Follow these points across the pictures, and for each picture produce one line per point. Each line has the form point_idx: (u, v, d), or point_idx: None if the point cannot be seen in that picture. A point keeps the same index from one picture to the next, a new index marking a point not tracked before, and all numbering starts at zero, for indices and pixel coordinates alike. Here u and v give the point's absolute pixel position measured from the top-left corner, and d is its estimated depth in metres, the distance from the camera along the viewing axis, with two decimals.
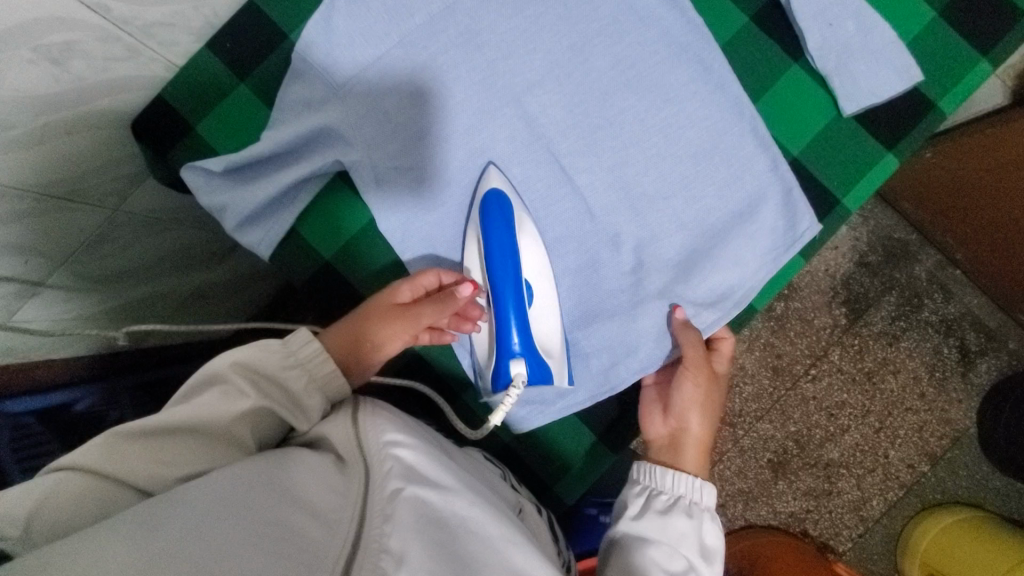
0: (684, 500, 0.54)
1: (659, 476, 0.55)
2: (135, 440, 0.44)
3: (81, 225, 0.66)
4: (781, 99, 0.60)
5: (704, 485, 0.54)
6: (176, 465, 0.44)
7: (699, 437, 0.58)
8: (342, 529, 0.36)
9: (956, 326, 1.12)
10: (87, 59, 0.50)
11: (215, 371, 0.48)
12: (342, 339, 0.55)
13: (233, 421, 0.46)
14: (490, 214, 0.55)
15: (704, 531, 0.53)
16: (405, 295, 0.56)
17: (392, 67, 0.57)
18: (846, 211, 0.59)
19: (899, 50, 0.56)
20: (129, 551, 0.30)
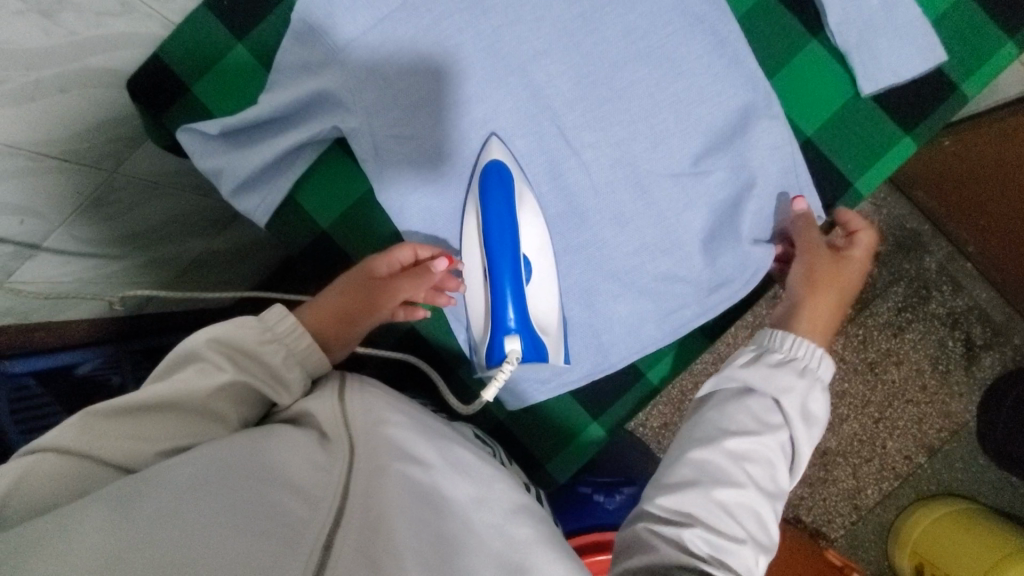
0: (799, 363, 0.53)
1: (775, 338, 0.54)
2: (114, 418, 0.44)
3: (75, 187, 0.66)
4: (798, 76, 0.57)
5: (825, 355, 0.53)
6: (159, 441, 0.44)
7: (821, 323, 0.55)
8: (324, 507, 0.36)
9: (963, 319, 1.11)
10: (79, 12, 0.49)
11: (192, 350, 0.47)
12: (325, 313, 0.55)
13: (220, 395, 0.46)
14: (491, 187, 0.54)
15: (813, 397, 0.52)
16: (382, 269, 0.55)
17: (394, 33, 0.55)
18: (857, 196, 0.58)
19: (922, 29, 0.54)
20: (109, 526, 0.30)
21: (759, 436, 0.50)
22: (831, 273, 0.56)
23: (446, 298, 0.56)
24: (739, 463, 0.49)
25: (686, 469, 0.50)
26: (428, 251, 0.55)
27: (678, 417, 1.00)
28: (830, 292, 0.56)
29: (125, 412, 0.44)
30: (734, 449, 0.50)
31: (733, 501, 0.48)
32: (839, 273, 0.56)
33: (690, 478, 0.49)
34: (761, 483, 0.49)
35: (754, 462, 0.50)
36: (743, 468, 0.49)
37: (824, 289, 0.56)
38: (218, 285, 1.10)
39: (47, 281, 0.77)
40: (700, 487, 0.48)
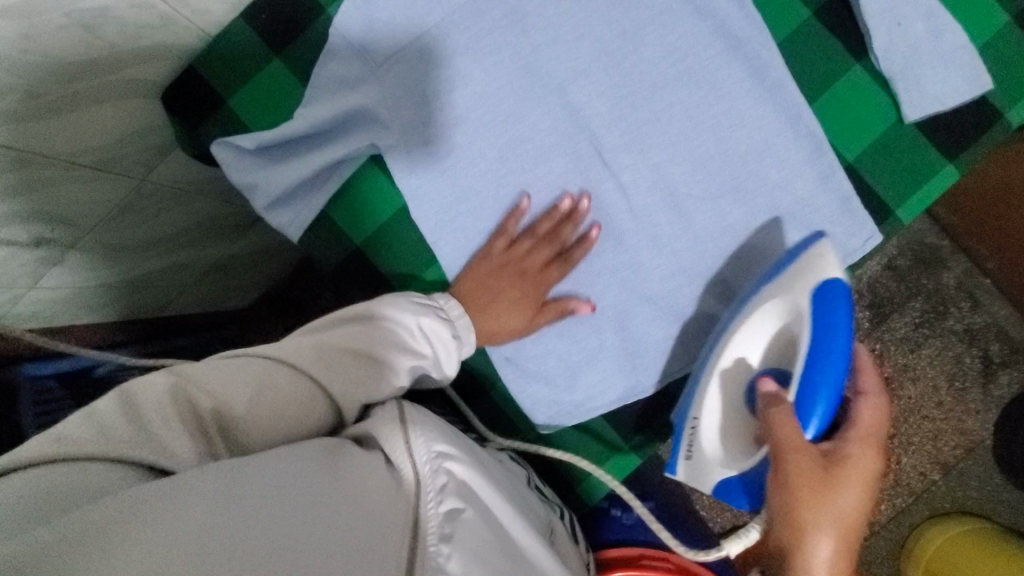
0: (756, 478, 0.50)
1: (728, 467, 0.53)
2: (258, 362, 0.46)
3: (107, 195, 0.66)
4: (839, 100, 0.56)
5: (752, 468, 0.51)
6: (278, 396, 0.44)
7: (810, 558, 0.48)
8: (396, 534, 0.35)
9: (981, 336, 1.10)
10: (119, 26, 0.49)
11: (343, 317, 0.51)
12: (518, 320, 0.56)
13: (339, 388, 0.47)
14: (829, 372, 0.48)
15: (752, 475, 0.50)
16: (535, 256, 0.56)
17: (432, 49, 0.55)
18: (898, 223, 0.56)
19: (968, 56, 0.53)
20: (208, 517, 0.30)
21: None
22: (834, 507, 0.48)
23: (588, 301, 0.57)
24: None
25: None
26: (562, 226, 0.56)
27: None
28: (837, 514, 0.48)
29: (249, 367, 0.45)
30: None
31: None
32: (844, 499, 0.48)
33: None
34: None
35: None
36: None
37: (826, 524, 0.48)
38: (233, 290, 1.09)
39: (75, 284, 0.77)
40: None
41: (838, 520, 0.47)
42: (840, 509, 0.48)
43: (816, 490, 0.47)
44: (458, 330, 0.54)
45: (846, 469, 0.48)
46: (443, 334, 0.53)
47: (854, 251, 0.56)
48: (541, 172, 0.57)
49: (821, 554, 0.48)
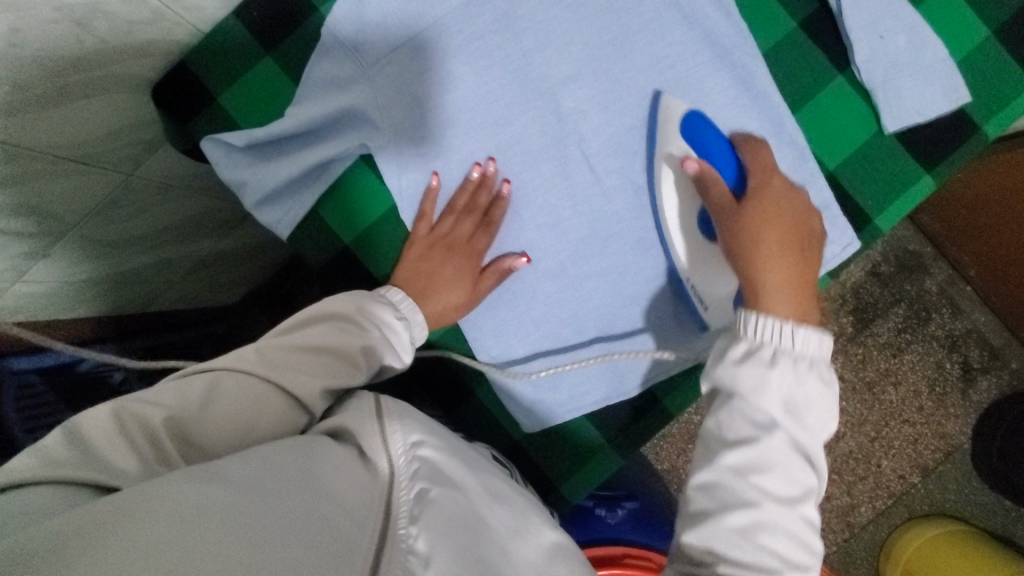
0: (766, 348, 0.45)
1: (745, 324, 0.46)
2: (207, 376, 0.45)
3: (94, 189, 0.66)
4: (822, 111, 0.57)
5: (810, 335, 0.45)
6: (234, 410, 0.43)
7: (771, 277, 0.48)
8: (369, 527, 0.36)
9: (961, 342, 1.12)
10: (110, 21, 0.50)
11: (309, 317, 0.50)
12: (458, 295, 0.56)
13: (297, 382, 0.46)
14: (705, 144, 0.52)
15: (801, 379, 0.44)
16: (459, 229, 0.57)
17: (424, 51, 0.56)
18: (876, 232, 0.58)
19: (948, 71, 0.55)
20: (186, 504, 0.30)
21: (760, 441, 0.43)
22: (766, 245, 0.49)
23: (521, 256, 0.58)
24: (746, 480, 0.42)
25: (776, 362, 0.44)
26: (482, 196, 0.57)
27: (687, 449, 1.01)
28: (784, 263, 0.49)
29: (193, 381, 0.44)
30: (737, 464, 0.43)
31: (750, 536, 0.41)
32: (766, 245, 0.49)
33: (750, 366, 0.44)
34: (791, 427, 0.43)
35: (774, 471, 0.42)
36: (778, 496, 0.42)
37: (779, 261, 0.48)
38: (220, 286, 1.09)
39: (64, 281, 0.77)
40: (768, 396, 0.43)
41: (753, 228, 0.49)
42: (745, 222, 0.49)
43: (778, 222, 0.49)
44: (403, 310, 0.54)
45: (753, 205, 0.50)
46: (392, 319, 0.53)
47: (831, 258, 0.57)
48: (529, 175, 0.57)
49: (781, 270, 0.48)
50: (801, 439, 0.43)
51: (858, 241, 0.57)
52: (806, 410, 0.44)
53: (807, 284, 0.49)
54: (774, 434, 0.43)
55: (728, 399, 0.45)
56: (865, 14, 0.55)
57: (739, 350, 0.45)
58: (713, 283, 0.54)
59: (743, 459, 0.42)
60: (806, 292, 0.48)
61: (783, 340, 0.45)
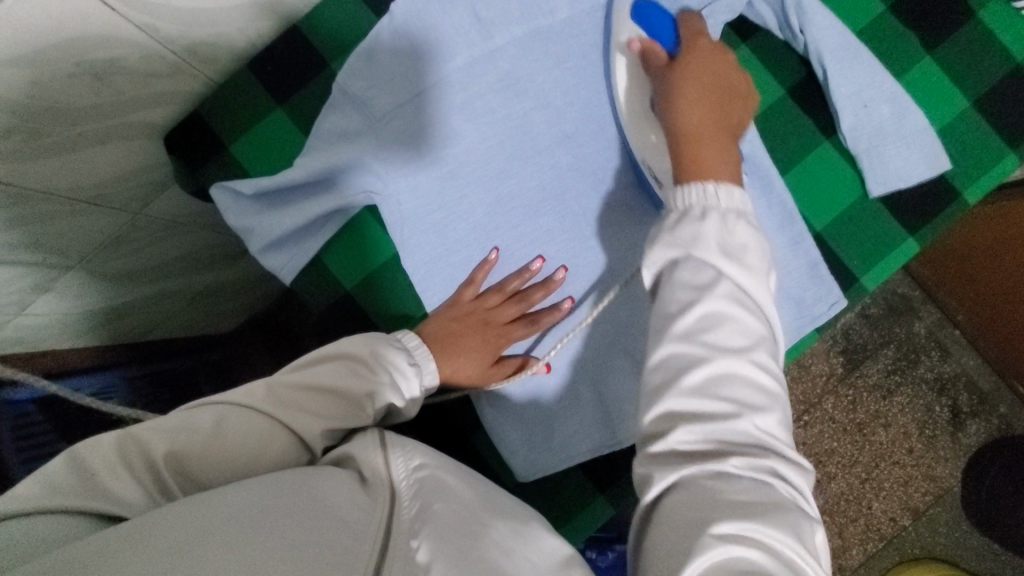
0: (697, 208, 0.49)
1: (677, 197, 0.50)
2: (214, 407, 0.46)
3: (101, 226, 0.67)
4: (810, 174, 0.60)
5: (720, 189, 0.49)
6: (230, 448, 0.43)
7: (693, 130, 0.53)
8: (369, 540, 0.35)
9: (950, 385, 1.14)
10: (128, 74, 0.52)
11: (319, 355, 0.51)
12: (474, 368, 0.57)
13: (301, 422, 0.46)
14: (651, 24, 0.57)
15: (705, 267, 0.46)
16: (502, 312, 0.58)
17: (429, 105, 0.57)
18: (864, 290, 0.59)
19: (929, 140, 0.57)
20: (188, 535, 0.31)
21: (701, 301, 0.44)
22: (695, 80, 0.54)
23: (562, 267, 0.59)
24: (696, 338, 0.43)
25: (706, 215, 0.47)
26: (534, 287, 0.58)
27: None
28: (698, 96, 0.54)
29: (201, 412, 0.45)
30: (686, 327, 0.44)
31: (711, 407, 0.41)
32: (694, 81, 0.54)
33: (686, 226, 0.47)
34: (733, 274, 0.45)
35: (722, 325, 0.43)
36: (728, 345, 0.43)
37: (695, 97, 0.54)
38: (217, 315, 1.10)
39: (58, 312, 0.77)
40: (702, 245, 0.46)
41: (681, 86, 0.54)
42: (682, 94, 0.54)
43: (704, 82, 0.54)
44: (416, 356, 0.54)
45: (684, 70, 0.55)
46: (403, 363, 0.52)
47: (819, 315, 0.58)
48: (527, 227, 0.59)
49: (717, 147, 0.52)
50: (746, 285, 0.45)
51: (845, 299, 0.59)
52: (741, 251, 0.46)
53: (732, 140, 0.53)
54: (715, 288, 0.44)
55: (680, 260, 0.47)
56: (852, 83, 0.57)
57: (674, 218, 0.49)
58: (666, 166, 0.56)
59: (692, 319, 0.44)
60: (733, 150, 0.53)
61: (708, 200, 0.48)
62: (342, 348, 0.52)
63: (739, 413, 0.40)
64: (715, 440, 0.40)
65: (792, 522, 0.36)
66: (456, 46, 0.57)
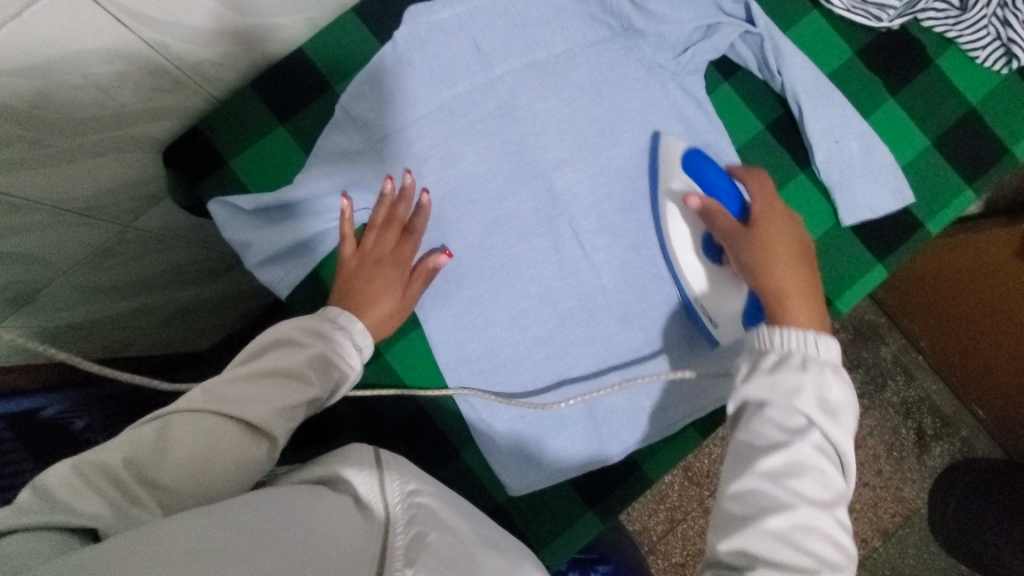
0: (796, 356, 0.47)
1: (767, 336, 0.49)
2: (153, 424, 0.44)
3: (89, 238, 0.67)
4: (788, 203, 0.63)
5: (818, 338, 0.48)
6: (188, 456, 0.43)
7: (786, 288, 0.51)
8: (365, 564, 0.35)
9: (915, 408, 1.19)
10: (134, 90, 0.53)
11: (251, 348, 0.50)
12: (389, 301, 0.57)
13: (252, 411, 0.46)
14: (709, 183, 0.56)
15: (828, 385, 0.46)
16: (391, 244, 0.59)
17: (430, 130, 0.61)
18: (836, 312, 0.62)
19: (895, 174, 0.62)
20: (196, 538, 0.31)
21: (792, 446, 0.44)
22: (781, 266, 0.52)
23: (434, 191, 0.60)
24: (783, 483, 0.43)
25: (807, 366, 0.47)
26: (411, 216, 0.59)
27: (654, 515, 1.06)
28: (794, 267, 0.52)
29: (143, 431, 0.44)
30: (773, 468, 0.44)
31: (795, 550, 0.41)
32: (778, 259, 0.52)
33: (786, 371, 0.46)
34: (827, 427, 0.45)
35: (808, 474, 0.44)
36: (817, 499, 0.43)
37: (784, 264, 0.52)
38: (197, 331, 1.08)
39: (40, 325, 0.76)
40: (805, 398, 0.45)
41: (764, 247, 0.52)
42: (760, 238, 0.53)
43: (787, 250, 0.53)
44: (341, 321, 0.54)
45: (760, 226, 0.54)
46: (327, 331, 0.53)
47: None
48: (521, 247, 0.61)
49: (803, 288, 0.51)
50: (835, 439, 0.45)
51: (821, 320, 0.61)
52: (839, 410, 0.46)
53: (816, 279, 0.53)
54: (810, 432, 0.45)
55: (765, 406, 0.46)
56: (825, 120, 0.62)
57: (771, 360, 0.48)
58: (722, 300, 0.57)
59: (777, 462, 0.44)
60: (817, 300, 0.52)
61: (808, 347, 0.47)
62: (272, 335, 0.51)
63: (819, 569, 0.40)
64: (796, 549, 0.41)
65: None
66: (456, 75, 0.61)
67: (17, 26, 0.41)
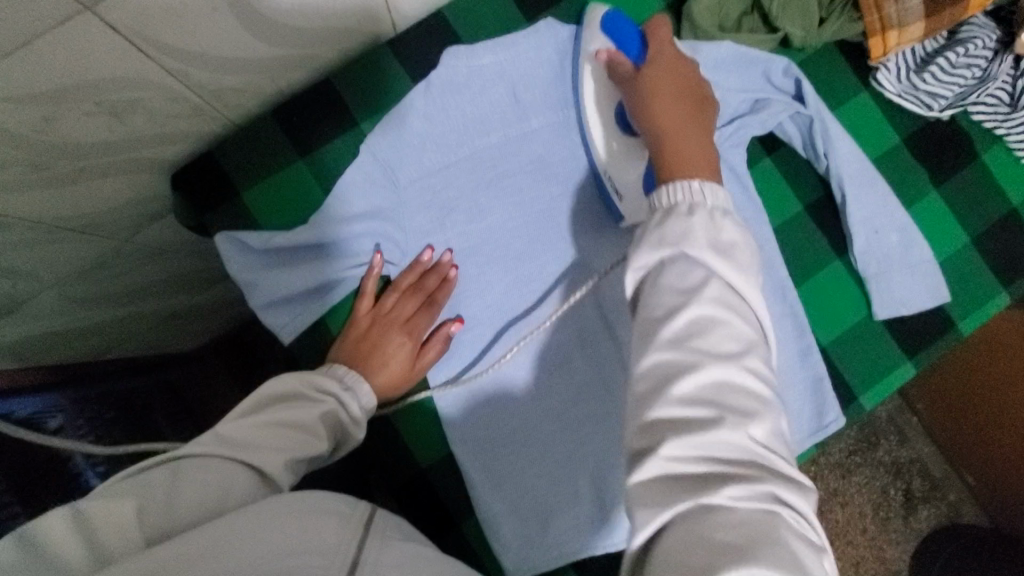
0: (683, 206, 0.43)
1: (667, 191, 0.44)
2: (161, 465, 0.40)
3: (84, 253, 0.63)
4: (820, 290, 0.61)
5: (704, 184, 0.44)
6: (185, 499, 0.37)
7: (665, 127, 0.49)
8: None
9: (906, 470, 1.15)
10: (148, 115, 0.49)
11: (260, 394, 0.47)
12: (397, 365, 0.54)
13: (260, 457, 0.42)
14: (620, 37, 0.54)
15: (719, 225, 0.42)
16: (403, 306, 0.56)
17: (459, 177, 0.59)
18: (861, 408, 0.60)
19: (933, 271, 0.60)
20: None
21: (690, 305, 0.38)
22: (667, 110, 0.49)
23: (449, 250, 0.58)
24: (686, 345, 0.37)
25: (694, 213, 0.42)
26: (426, 277, 0.57)
27: None
28: (685, 127, 0.49)
29: (151, 471, 0.39)
30: (675, 332, 0.38)
31: (709, 403, 0.35)
32: (670, 104, 0.50)
33: (673, 221, 0.42)
34: (724, 270, 0.40)
35: (713, 328, 0.37)
36: (720, 351, 0.37)
37: (678, 118, 0.49)
38: (186, 337, 1.04)
39: (13, 338, 0.71)
40: (693, 241, 0.40)
41: (646, 102, 0.50)
42: (644, 91, 0.50)
43: (669, 88, 0.50)
44: (347, 381, 0.51)
45: (645, 75, 0.51)
46: (333, 388, 0.50)
47: (822, 427, 0.59)
48: (541, 310, 0.58)
49: (690, 134, 0.48)
50: (734, 285, 0.40)
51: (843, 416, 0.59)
52: (736, 250, 0.41)
53: (704, 135, 0.49)
54: (705, 289, 0.39)
55: (669, 261, 0.41)
56: (866, 208, 0.59)
57: (658, 217, 0.43)
58: (628, 172, 0.54)
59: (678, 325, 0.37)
60: (711, 152, 0.48)
61: (694, 196, 0.43)
62: (279, 383, 0.48)
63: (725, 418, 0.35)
64: (706, 458, 0.34)
65: (793, 560, 0.31)
66: (490, 125, 0.60)
67: (27, 53, 0.37)
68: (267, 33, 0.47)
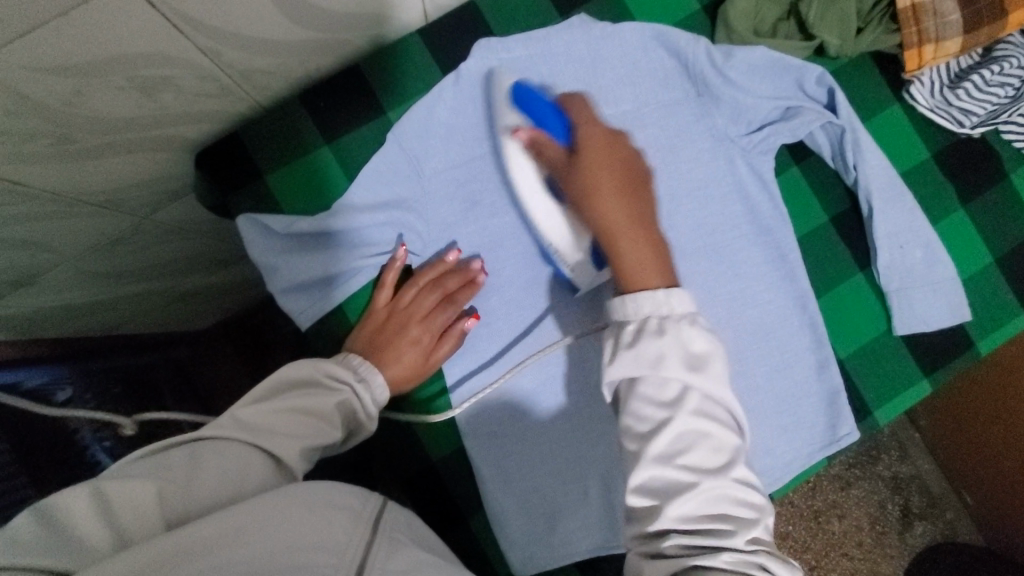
0: (651, 319, 0.43)
1: (626, 303, 0.44)
2: (178, 448, 0.40)
3: (103, 228, 0.63)
4: (840, 303, 0.61)
5: (670, 294, 0.44)
6: (204, 482, 0.37)
7: (609, 225, 0.48)
8: None
9: (905, 485, 1.15)
10: (177, 93, 0.49)
11: (276, 381, 0.47)
12: (412, 361, 0.54)
13: (276, 444, 0.42)
14: (534, 109, 0.52)
15: (689, 335, 0.42)
16: (421, 302, 0.55)
17: (483, 172, 0.59)
18: (875, 423, 0.60)
19: (956, 289, 0.59)
20: None
21: (671, 421, 0.40)
22: (611, 202, 0.48)
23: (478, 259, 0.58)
24: (673, 462, 0.40)
25: (662, 330, 0.42)
26: (448, 277, 0.56)
27: None
28: (636, 224, 0.47)
29: (169, 453, 0.39)
30: (660, 450, 0.40)
31: (705, 516, 0.39)
32: (614, 196, 0.48)
33: (644, 342, 0.42)
34: (699, 384, 0.41)
35: (698, 444, 0.40)
36: (707, 466, 0.40)
37: (626, 213, 0.48)
38: (195, 317, 1.04)
39: (27, 309, 0.71)
40: (668, 364, 0.41)
41: (587, 195, 0.48)
42: (583, 182, 0.49)
43: (615, 181, 0.49)
44: (361, 373, 0.51)
45: (584, 157, 0.49)
46: (347, 378, 0.49)
47: (834, 439, 0.58)
48: (560, 310, 0.58)
49: (636, 228, 0.47)
50: (716, 395, 0.42)
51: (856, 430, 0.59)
52: (706, 362, 0.42)
53: (656, 233, 0.48)
54: (683, 402, 0.41)
55: (636, 381, 0.43)
56: (893, 223, 0.59)
57: (630, 332, 0.43)
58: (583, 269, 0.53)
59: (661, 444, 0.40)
60: (663, 252, 0.47)
61: (661, 308, 0.43)
62: (296, 370, 0.48)
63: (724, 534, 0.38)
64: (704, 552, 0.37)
65: None
66: None
67: (62, 24, 0.36)
68: (300, 16, 0.47)
